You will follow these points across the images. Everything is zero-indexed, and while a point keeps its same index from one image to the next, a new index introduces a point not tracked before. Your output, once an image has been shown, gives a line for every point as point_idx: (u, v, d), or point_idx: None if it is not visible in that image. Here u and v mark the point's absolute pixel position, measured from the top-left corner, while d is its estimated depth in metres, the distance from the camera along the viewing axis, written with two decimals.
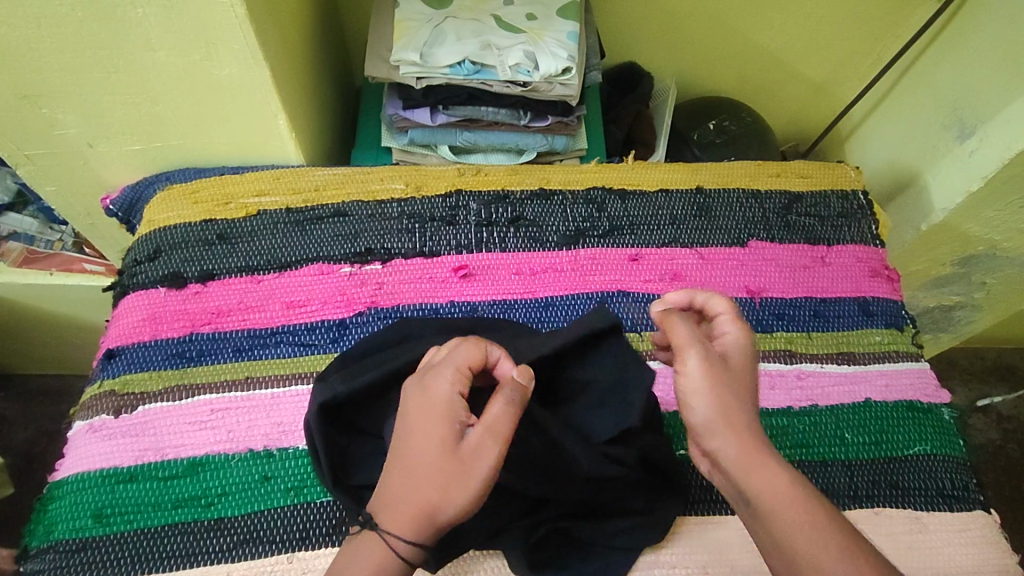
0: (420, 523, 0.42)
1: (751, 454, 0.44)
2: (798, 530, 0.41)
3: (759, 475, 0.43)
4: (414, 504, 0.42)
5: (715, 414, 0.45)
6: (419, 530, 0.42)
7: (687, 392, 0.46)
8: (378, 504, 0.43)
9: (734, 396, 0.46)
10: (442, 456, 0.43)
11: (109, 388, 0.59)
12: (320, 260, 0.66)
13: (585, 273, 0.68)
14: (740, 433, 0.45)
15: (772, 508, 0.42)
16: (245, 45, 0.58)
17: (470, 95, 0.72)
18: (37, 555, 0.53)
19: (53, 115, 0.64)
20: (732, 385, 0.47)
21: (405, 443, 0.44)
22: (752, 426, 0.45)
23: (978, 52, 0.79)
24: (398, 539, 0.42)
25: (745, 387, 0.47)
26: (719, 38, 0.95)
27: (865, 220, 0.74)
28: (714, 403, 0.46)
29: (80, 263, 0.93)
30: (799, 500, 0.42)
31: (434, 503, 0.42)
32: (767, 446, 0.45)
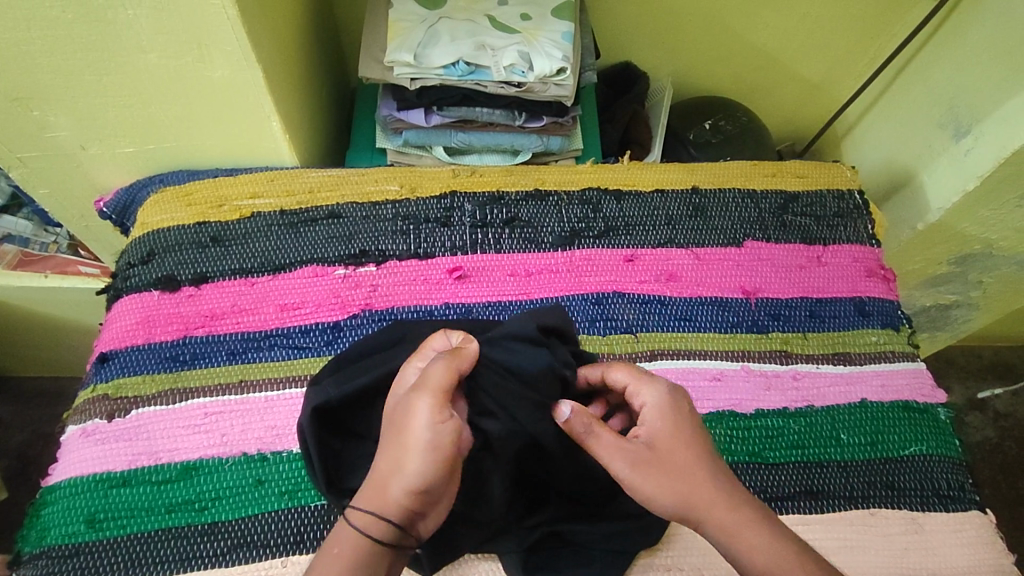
0: (374, 491, 0.43)
1: (722, 527, 0.46)
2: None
3: (737, 544, 0.45)
4: (373, 476, 0.44)
5: (674, 500, 0.46)
6: (375, 499, 0.43)
7: (640, 488, 0.46)
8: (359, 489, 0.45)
9: (684, 474, 0.46)
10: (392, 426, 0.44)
11: (102, 392, 0.59)
12: (314, 262, 0.66)
13: (580, 274, 0.68)
14: (707, 510, 0.46)
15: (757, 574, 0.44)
16: (237, 47, 0.58)
17: (465, 96, 0.72)
18: (29, 561, 0.53)
19: (45, 117, 0.64)
20: (675, 462, 0.47)
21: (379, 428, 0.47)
22: (715, 500, 0.46)
23: (973, 51, 0.78)
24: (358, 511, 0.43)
25: (688, 457, 0.47)
26: (714, 37, 0.95)
27: (861, 220, 0.74)
28: (669, 491, 0.46)
29: (75, 265, 0.93)
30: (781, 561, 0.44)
31: (385, 470, 0.43)
32: (733, 510, 0.46)
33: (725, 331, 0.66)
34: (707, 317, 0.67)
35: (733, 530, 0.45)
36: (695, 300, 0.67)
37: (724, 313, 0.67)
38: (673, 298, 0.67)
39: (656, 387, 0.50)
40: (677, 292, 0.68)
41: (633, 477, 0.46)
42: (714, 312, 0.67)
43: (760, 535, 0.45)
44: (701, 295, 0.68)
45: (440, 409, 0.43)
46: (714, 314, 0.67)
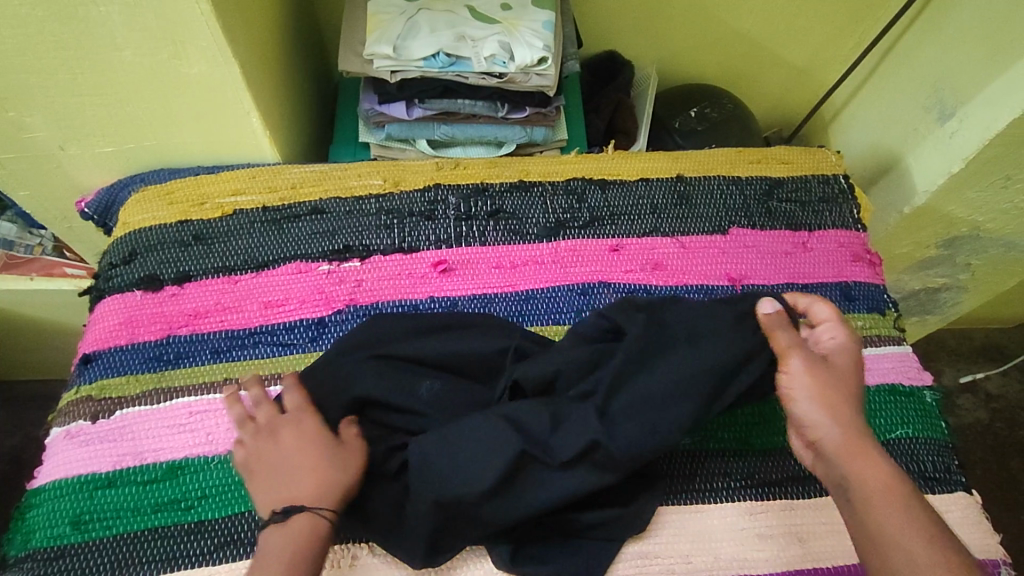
0: (333, 493, 0.50)
1: (846, 443, 0.50)
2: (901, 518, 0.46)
3: (856, 462, 0.49)
4: (319, 482, 0.50)
5: (825, 409, 0.51)
6: (337, 500, 0.50)
7: (799, 385, 0.52)
8: (287, 500, 0.49)
9: (839, 397, 0.52)
10: (328, 452, 0.51)
11: (85, 394, 0.59)
12: (297, 258, 0.66)
13: (566, 265, 0.68)
14: (837, 427, 0.50)
15: (867, 490, 0.48)
16: (213, 42, 0.57)
17: (446, 88, 0.71)
18: (15, 565, 0.52)
19: (21, 118, 0.63)
20: (835, 385, 0.52)
21: (274, 451, 0.52)
22: (853, 428, 0.50)
23: (957, 32, 0.78)
24: (327, 510, 0.49)
25: (846, 386, 0.53)
26: (699, 23, 0.95)
27: (846, 205, 0.74)
28: (818, 401, 0.51)
29: (61, 267, 0.92)
30: (897, 493, 0.48)
31: (334, 480, 0.50)
32: (863, 441, 0.50)
33: None
34: None
35: (863, 454, 0.49)
36: (681, 288, 0.67)
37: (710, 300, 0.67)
38: (658, 287, 0.67)
39: (850, 341, 0.56)
40: (663, 281, 0.67)
41: (795, 370, 0.52)
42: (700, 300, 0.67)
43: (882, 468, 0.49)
44: (687, 283, 0.68)
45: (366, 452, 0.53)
46: None
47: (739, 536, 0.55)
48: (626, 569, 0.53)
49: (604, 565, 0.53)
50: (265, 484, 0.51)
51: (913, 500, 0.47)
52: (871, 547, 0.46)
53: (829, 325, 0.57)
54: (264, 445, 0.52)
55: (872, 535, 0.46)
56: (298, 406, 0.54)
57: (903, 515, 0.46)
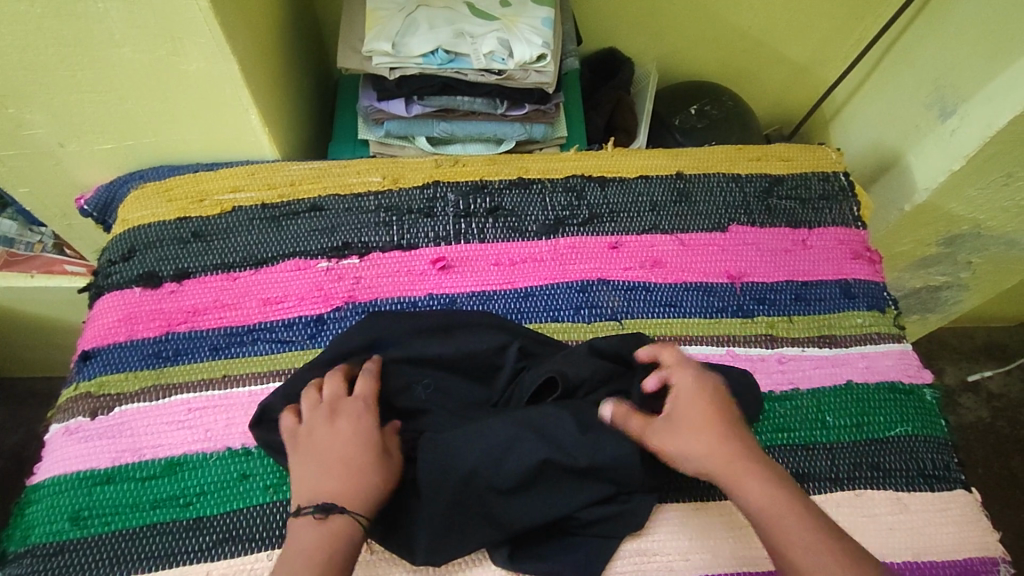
0: (370, 501, 0.49)
1: (723, 479, 0.49)
2: (801, 542, 0.46)
3: (742, 495, 0.49)
4: (362, 487, 0.49)
5: (701, 459, 0.50)
6: (371, 511, 0.49)
7: (672, 450, 0.51)
8: (325, 496, 0.48)
9: (708, 435, 0.51)
10: (376, 456, 0.51)
11: (84, 390, 0.59)
12: (296, 255, 0.65)
13: (564, 262, 0.67)
14: (711, 467, 0.50)
15: (762, 520, 0.48)
16: (212, 39, 0.57)
17: (445, 84, 0.70)
18: (14, 560, 0.52)
19: (20, 115, 0.63)
20: (699, 427, 0.51)
21: (324, 442, 0.51)
22: (730, 461, 0.50)
23: (958, 30, 0.78)
24: (362, 516, 0.48)
25: (706, 422, 0.51)
26: (699, 20, 0.94)
27: (846, 202, 0.74)
28: (693, 454, 0.50)
29: (61, 264, 0.93)
30: (789, 513, 0.47)
31: (377, 489, 0.50)
32: (740, 467, 0.49)
33: (711, 316, 0.66)
34: (692, 303, 0.66)
35: (744, 484, 0.49)
36: (680, 285, 0.67)
37: (709, 298, 0.67)
38: (658, 285, 0.67)
39: (689, 369, 0.54)
40: (662, 278, 0.67)
41: (661, 444, 0.51)
42: (699, 297, 0.67)
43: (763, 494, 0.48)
44: (686, 281, 0.67)
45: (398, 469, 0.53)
46: (698, 300, 0.67)
47: (738, 534, 0.55)
48: (624, 566, 0.53)
49: (602, 561, 0.53)
50: (310, 474, 0.50)
51: (809, 511, 0.48)
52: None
53: (674, 361, 0.55)
54: (321, 431, 0.52)
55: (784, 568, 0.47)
56: (367, 395, 0.54)
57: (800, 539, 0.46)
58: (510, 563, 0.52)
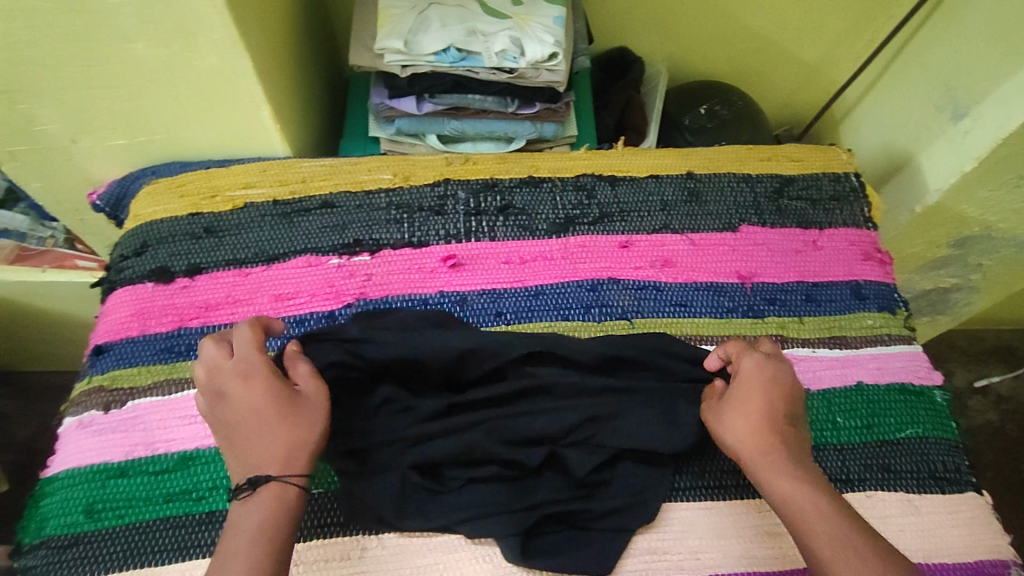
0: (300, 456, 0.48)
1: (755, 466, 0.51)
2: (825, 531, 0.47)
3: (770, 486, 0.50)
4: (284, 445, 0.48)
5: (744, 441, 0.51)
6: (304, 464, 0.48)
7: (716, 429, 0.53)
8: (254, 471, 0.47)
9: (746, 423, 0.52)
10: (284, 409, 0.49)
11: (97, 384, 0.59)
12: (307, 252, 0.66)
13: (575, 261, 0.68)
14: (745, 450, 0.51)
15: (786, 512, 0.49)
16: (225, 35, 0.57)
17: (456, 83, 0.70)
18: (29, 551, 0.53)
19: (34, 110, 0.63)
20: (744, 414, 0.52)
21: (233, 411, 0.49)
22: (760, 452, 0.51)
23: (971, 30, 0.77)
24: (294, 476, 0.47)
25: (756, 410, 0.52)
26: (710, 20, 0.94)
27: (857, 203, 0.74)
28: (731, 440, 0.52)
29: (73, 259, 0.93)
30: (812, 510, 0.48)
31: (301, 440, 0.49)
32: (770, 458, 0.50)
33: (721, 316, 0.66)
34: (703, 302, 0.66)
35: (769, 474, 0.50)
36: (690, 285, 0.67)
37: (720, 298, 0.67)
38: (668, 284, 0.67)
39: (753, 356, 0.55)
40: (673, 277, 0.67)
41: (711, 421, 0.54)
42: (709, 297, 0.67)
43: (790, 488, 0.49)
44: (697, 280, 0.67)
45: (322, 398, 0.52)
46: (709, 300, 0.67)
47: (748, 534, 0.55)
48: (634, 564, 0.54)
49: (612, 559, 0.53)
50: (234, 448, 0.49)
51: (837, 508, 0.48)
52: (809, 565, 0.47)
53: (738, 351, 0.56)
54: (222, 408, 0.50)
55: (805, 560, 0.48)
56: (248, 351, 0.52)
57: (824, 528, 0.47)
58: (521, 560, 0.52)
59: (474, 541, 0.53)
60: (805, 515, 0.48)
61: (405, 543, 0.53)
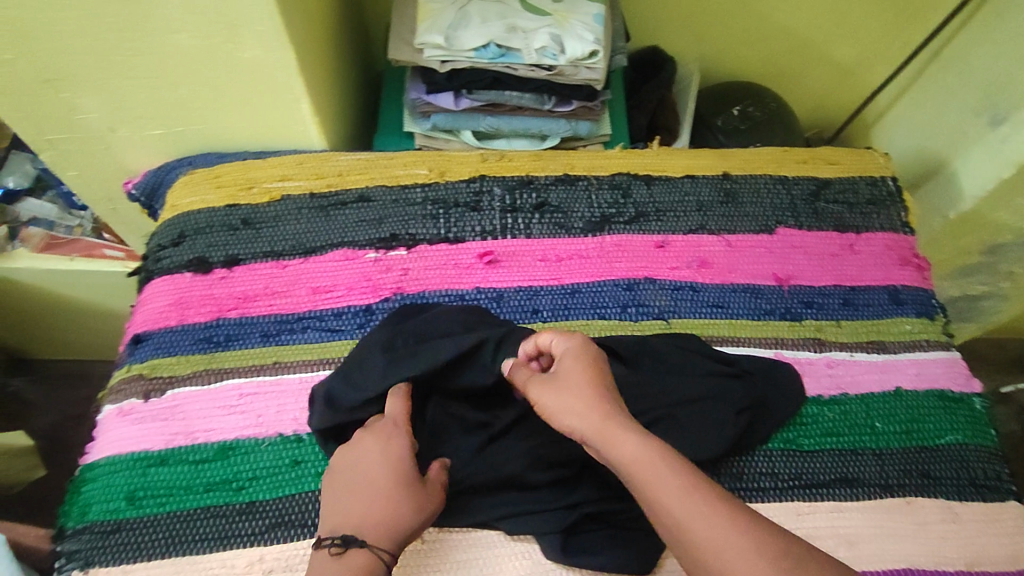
0: (395, 533, 0.47)
1: (594, 436, 0.46)
2: (676, 490, 0.41)
3: (612, 448, 0.44)
4: (389, 514, 0.47)
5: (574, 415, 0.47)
6: (398, 542, 0.47)
7: (545, 409, 0.49)
8: (351, 527, 0.47)
9: (580, 398, 0.48)
10: (406, 483, 0.49)
11: (137, 372, 0.60)
12: (345, 246, 0.66)
13: (611, 260, 0.67)
14: (580, 422, 0.46)
15: (633, 477, 0.43)
16: (270, 27, 0.58)
17: (495, 79, 0.71)
18: (72, 536, 0.53)
19: (76, 98, 0.64)
20: (573, 387, 0.48)
21: (351, 466, 0.50)
22: (594, 417, 0.46)
23: (1011, 36, 0.77)
24: (385, 551, 0.46)
25: (583, 379, 0.49)
26: (743, 21, 0.94)
27: (894, 207, 0.73)
28: (567, 413, 0.47)
29: (100, 249, 0.93)
30: (653, 466, 0.43)
31: (404, 523, 0.47)
32: (609, 424, 0.46)
33: (759, 318, 0.66)
34: (739, 304, 0.66)
35: (610, 443, 0.45)
36: (727, 287, 0.67)
37: (757, 300, 0.66)
38: (705, 285, 0.67)
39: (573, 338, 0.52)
40: (709, 278, 0.67)
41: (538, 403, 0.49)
42: (747, 299, 0.66)
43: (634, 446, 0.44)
44: (733, 282, 0.67)
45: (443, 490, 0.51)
46: (746, 301, 0.66)
47: None
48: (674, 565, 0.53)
49: (652, 558, 0.53)
50: (337, 501, 0.49)
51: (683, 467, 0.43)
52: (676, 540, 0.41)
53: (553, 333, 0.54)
54: (352, 455, 0.51)
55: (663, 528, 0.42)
56: (398, 416, 0.53)
57: (680, 490, 0.41)
58: (562, 557, 0.52)
59: (513, 537, 0.53)
60: (650, 483, 0.42)
61: (444, 539, 0.53)
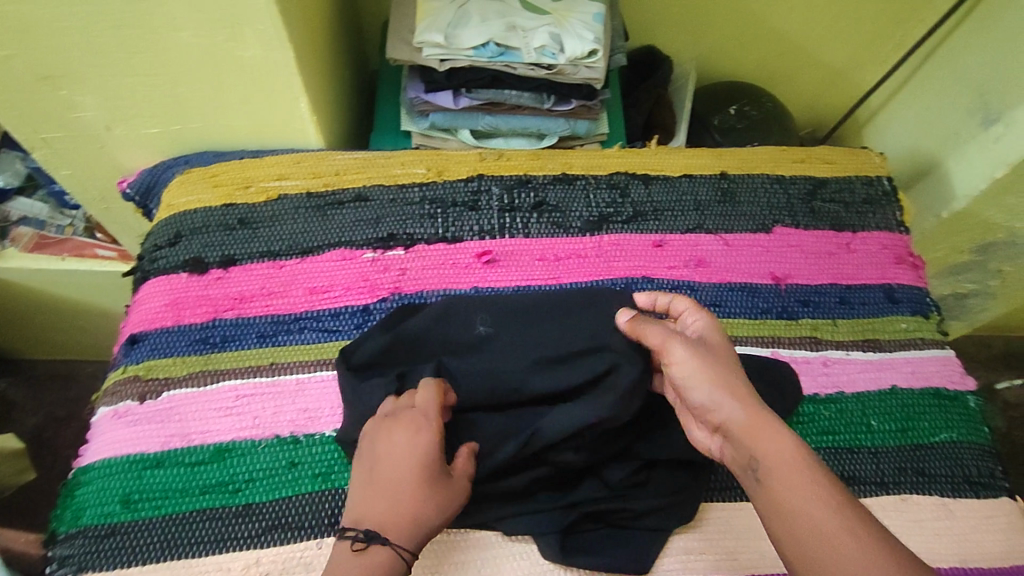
0: (416, 533, 0.47)
1: (736, 420, 0.47)
2: (811, 494, 0.43)
3: (756, 438, 0.46)
4: (411, 515, 0.47)
5: (712, 389, 0.48)
6: (417, 542, 0.48)
7: (683, 374, 0.50)
8: (370, 522, 0.47)
9: (727, 378, 0.49)
10: (431, 483, 0.49)
11: (132, 374, 0.59)
12: (342, 245, 0.66)
13: (609, 259, 0.67)
14: (719, 399, 0.48)
15: (773, 472, 0.45)
16: (270, 27, 0.57)
17: (494, 78, 0.70)
18: (65, 541, 0.53)
19: (71, 97, 0.63)
20: (717, 366, 0.50)
21: (378, 456, 0.50)
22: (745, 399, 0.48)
23: (1005, 37, 0.77)
24: (406, 550, 0.47)
25: (729, 365, 0.50)
26: (741, 20, 0.94)
27: (889, 207, 0.74)
28: (710, 383, 0.49)
29: (92, 248, 0.93)
30: (803, 464, 0.45)
31: (426, 523, 0.48)
32: (757, 413, 0.47)
33: (756, 317, 0.66)
34: (737, 303, 0.66)
35: (754, 432, 0.46)
36: (724, 286, 0.67)
37: (754, 299, 0.67)
38: (702, 284, 0.67)
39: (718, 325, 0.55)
40: (706, 278, 0.67)
41: (676, 364, 0.50)
42: (744, 298, 0.67)
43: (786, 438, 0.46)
44: (730, 281, 0.67)
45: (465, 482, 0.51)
46: (743, 300, 0.66)
47: None
48: (672, 564, 0.53)
49: (651, 557, 0.53)
50: (363, 490, 0.49)
51: (820, 474, 0.44)
52: (795, 542, 0.42)
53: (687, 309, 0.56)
54: (379, 443, 0.50)
55: (777, 510, 0.44)
56: (429, 409, 0.51)
57: (818, 497, 0.43)
58: (560, 557, 0.52)
59: (510, 538, 0.53)
60: (784, 481, 0.44)
61: (442, 539, 0.53)
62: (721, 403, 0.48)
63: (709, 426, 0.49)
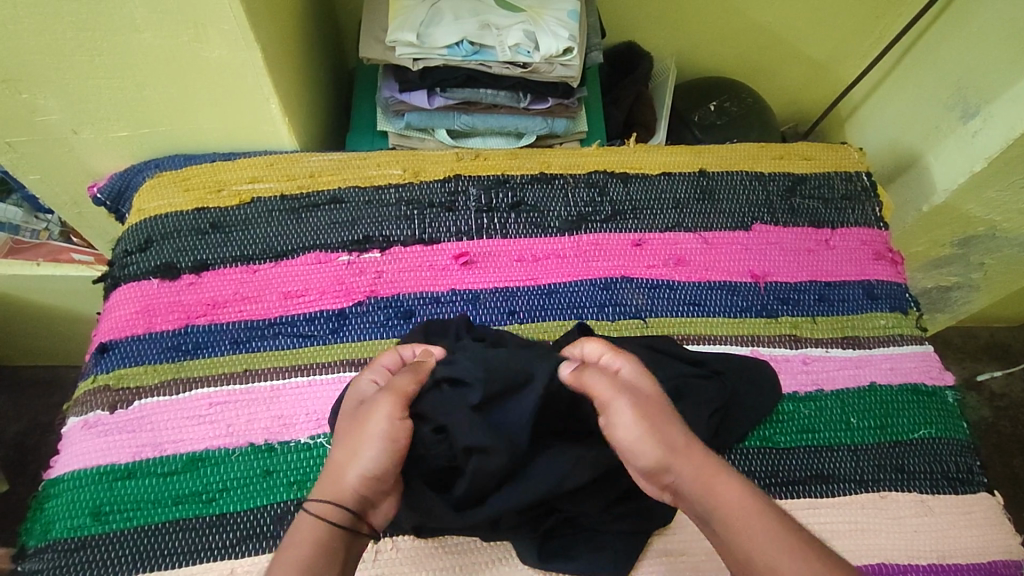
0: (331, 480, 0.43)
1: (688, 474, 0.43)
2: (776, 537, 0.41)
3: (708, 489, 0.43)
4: (331, 465, 0.44)
5: (662, 448, 0.43)
6: (332, 489, 0.43)
7: (637, 441, 0.43)
8: None
9: (665, 426, 0.44)
10: (353, 422, 0.46)
11: (103, 383, 0.58)
12: (316, 249, 0.65)
13: (588, 259, 0.67)
14: (667, 455, 0.43)
15: (733, 525, 0.42)
16: (235, 27, 0.56)
17: (468, 77, 0.70)
18: (35, 555, 0.52)
19: (34, 100, 0.61)
20: (656, 417, 0.45)
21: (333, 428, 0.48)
22: (693, 456, 0.44)
23: (982, 31, 0.77)
24: (316, 500, 0.43)
25: (664, 414, 0.46)
26: (721, 16, 0.93)
27: (868, 202, 0.74)
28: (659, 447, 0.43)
29: (68, 253, 0.91)
30: (761, 507, 0.43)
31: (341, 458, 0.44)
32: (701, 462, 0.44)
33: (735, 315, 0.66)
34: (716, 302, 0.66)
35: (707, 482, 0.43)
36: (704, 284, 0.67)
37: (733, 297, 0.66)
38: (682, 283, 0.66)
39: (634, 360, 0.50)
40: (686, 277, 0.67)
41: (625, 432, 0.43)
42: (723, 296, 0.66)
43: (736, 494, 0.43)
44: (710, 280, 0.67)
45: (403, 408, 0.45)
46: (722, 299, 0.66)
47: None
48: (652, 566, 0.53)
49: (630, 560, 0.53)
50: None
51: (775, 512, 0.43)
52: None
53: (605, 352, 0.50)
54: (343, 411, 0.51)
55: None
56: (370, 368, 0.51)
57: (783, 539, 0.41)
58: (539, 563, 0.52)
59: (488, 544, 0.53)
60: (748, 536, 0.41)
61: (417, 547, 0.53)
62: (671, 465, 0.43)
63: (658, 483, 0.45)
